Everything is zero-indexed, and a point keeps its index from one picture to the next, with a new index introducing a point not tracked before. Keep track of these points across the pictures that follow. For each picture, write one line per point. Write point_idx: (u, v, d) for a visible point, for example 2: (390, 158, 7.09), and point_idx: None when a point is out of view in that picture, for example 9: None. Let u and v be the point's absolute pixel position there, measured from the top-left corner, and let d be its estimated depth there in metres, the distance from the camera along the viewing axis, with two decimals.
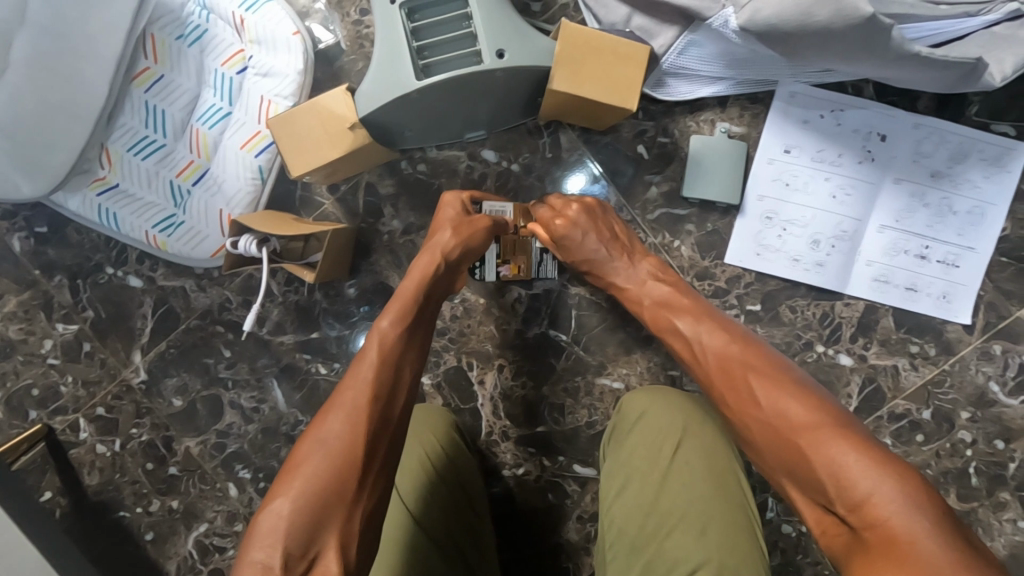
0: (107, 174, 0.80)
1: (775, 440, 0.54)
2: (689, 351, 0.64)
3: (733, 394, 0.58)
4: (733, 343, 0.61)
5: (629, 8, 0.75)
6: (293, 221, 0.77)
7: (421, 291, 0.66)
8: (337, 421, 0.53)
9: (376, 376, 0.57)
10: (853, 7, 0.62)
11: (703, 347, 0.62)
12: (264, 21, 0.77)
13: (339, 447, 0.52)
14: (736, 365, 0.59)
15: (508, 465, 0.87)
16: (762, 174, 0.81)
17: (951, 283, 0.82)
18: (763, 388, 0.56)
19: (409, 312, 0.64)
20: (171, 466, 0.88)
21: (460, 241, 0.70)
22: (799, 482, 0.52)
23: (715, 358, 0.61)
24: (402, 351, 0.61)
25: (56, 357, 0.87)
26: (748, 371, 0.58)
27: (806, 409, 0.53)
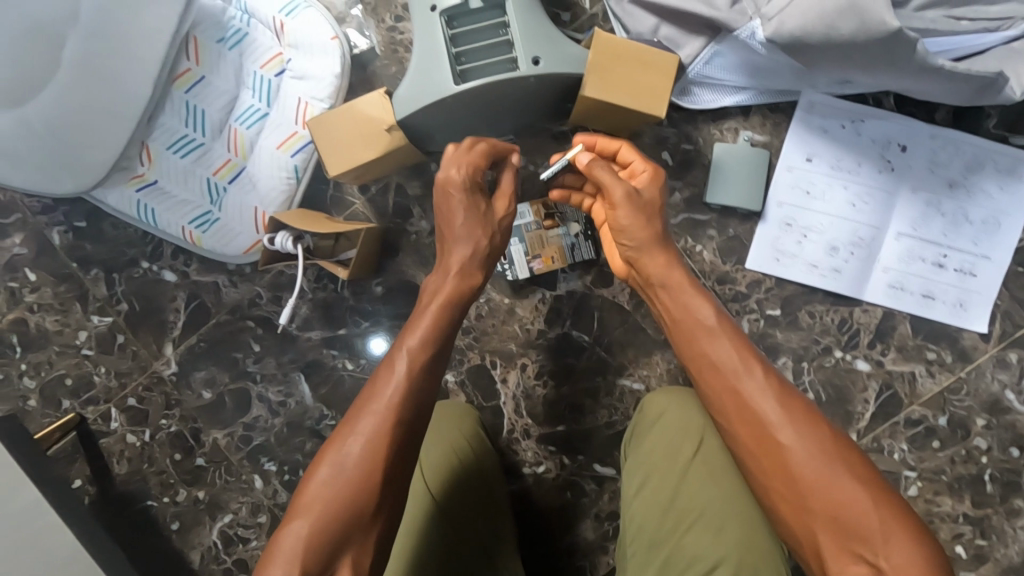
0: (145, 172, 0.83)
1: (820, 486, 0.51)
2: (732, 376, 0.57)
3: (784, 430, 0.53)
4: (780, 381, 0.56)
5: (657, 20, 0.77)
6: (326, 219, 0.80)
7: (443, 316, 0.62)
8: (360, 447, 0.54)
9: (400, 402, 0.56)
10: (879, 21, 0.63)
11: (750, 377, 0.56)
12: (302, 27, 0.79)
13: (354, 478, 0.53)
14: (793, 404, 0.55)
15: (528, 462, 0.88)
16: (782, 181, 0.83)
17: (967, 291, 0.83)
18: (819, 435, 0.53)
19: (438, 339, 0.60)
20: (198, 457, 0.90)
21: (480, 237, 0.66)
22: (836, 536, 0.50)
23: (762, 390, 0.55)
24: (429, 372, 0.59)
25: (90, 348, 0.90)
26: (802, 410, 0.54)
27: (858, 465, 0.52)
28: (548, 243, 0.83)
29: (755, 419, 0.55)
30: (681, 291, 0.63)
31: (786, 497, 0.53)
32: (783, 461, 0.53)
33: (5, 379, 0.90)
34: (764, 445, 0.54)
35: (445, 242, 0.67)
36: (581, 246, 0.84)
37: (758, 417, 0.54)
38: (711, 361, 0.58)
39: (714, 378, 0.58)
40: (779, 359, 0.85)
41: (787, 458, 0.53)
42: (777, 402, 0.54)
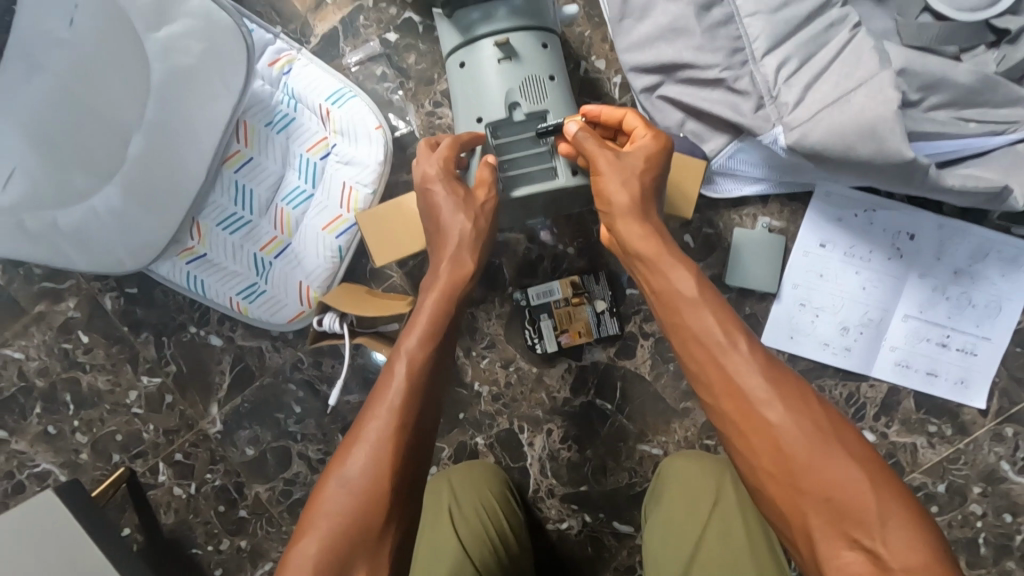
0: (196, 245, 0.88)
1: (808, 466, 0.53)
2: (721, 359, 0.59)
3: (773, 411, 0.56)
4: (771, 365, 0.59)
5: (683, 114, 0.82)
6: (370, 294, 0.85)
7: (440, 308, 0.66)
8: (363, 456, 0.58)
9: (405, 404, 0.60)
10: (894, 151, 0.69)
11: (740, 362, 0.59)
12: (348, 115, 0.84)
13: (361, 486, 0.56)
14: (782, 382, 0.57)
15: (552, 519, 0.94)
16: (798, 265, 0.88)
17: (968, 369, 0.89)
18: (806, 415, 0.55)
19: (438, 334, 0.65)
20: (241, 509, 0.96)
21: (472, 228, 0.68)
22: (831, 520, 0.51)
23: (751, 373, 0.58)
24: (427, 371, 0.63)
25: (139, 407, 0.95)
26: (792, 392, 0.57)
27: (846, 445, 0.54)
28: (576, 318, 0.88)
29: (743, 402, 0.57)
30: (675, 268, 0.65)
31: (777, 480, 0.54)
32: (773, 440, 0.55)
33: (59, 434, 0.95)
34: (753, 432, 0.56)
35: (440, 238, 0.70)
36: (607, 321, 0.89)
37: (747, 395, 0.57)
38: (700, 341, 0.61)
39: (706, 362, 0.60)
40: None
41: (775, 434, 0.55)
42: (764, 377, 0.57)
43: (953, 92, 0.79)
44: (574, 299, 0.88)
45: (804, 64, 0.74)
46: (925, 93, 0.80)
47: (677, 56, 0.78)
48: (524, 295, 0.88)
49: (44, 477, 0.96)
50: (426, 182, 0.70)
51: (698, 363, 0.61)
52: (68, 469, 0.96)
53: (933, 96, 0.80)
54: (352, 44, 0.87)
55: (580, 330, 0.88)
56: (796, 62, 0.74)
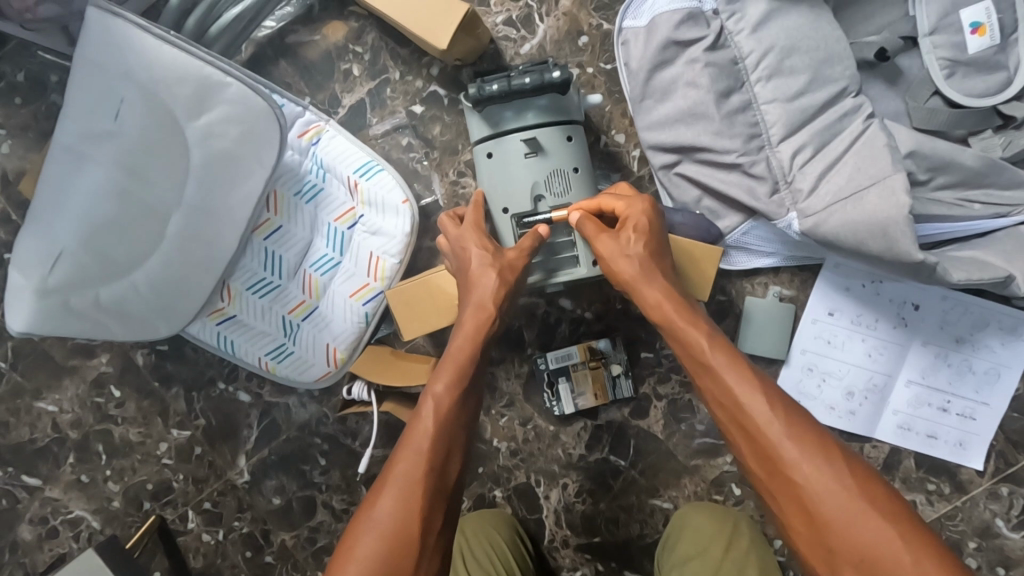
0: (225, 306, 0.89)
1: (841, 521, 0.56)
2: (749, 416, 0.62)
3: (804, 464, 0.58)
4: (798, 418, 0.61)
5: (700, 191, 0.84)
6: (398, 360, 0.89)
7: (471, 355, 0.68)
8: (391, 500, 0.59)
9: (431, 447, 0.62)
10: (906, 252, 0.71)
11: (769, 415, 0.61)
12: (377, 187, 0.87)
13: (391, 529, 0.58)
14: (807, 436, 0.60)
15: (565, 567, 0.97)
16: (807, 331, 0.91)
17: (967, 433, 0.92)
18: (836, 469, 0.57)
19: (462, 377, 0.67)
20: (266, 555, 0.99)
21: (497, 281, 0.71)
22: (863, 575, 0.54)
23: (777, 425, 0.60)
24: (455, 417, 0.65)
25: (169, 457, 0.98)
26: (820, 445, 0.59)
27: (879, 500, 0.56)
28: (594, 380, 0.91)
29: (772, 456, 0.60)
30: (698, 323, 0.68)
31: (811, 534, 0.57)
32: (802, 496, 0.58)
33: (91, 482, 0.99)
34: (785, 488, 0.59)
35: (467, 290, 0.72)
36: (623, 384, 0.92)
37: (772, 449, 0.60)
38: (726, 392, 0.64)
39: (734, 418, 0.63)
40: None
41: (804, 492, 0.57)
42: (789, 432, 0.60)
43: (959, 174, 0.82)
44: (592, 363, 0.91)
45: (818, 152, 0.78)
46: (932, 174, 0.82)
47: (696, 139, 0.81)
48: (543, 359, 0.92)
49: (76, 523, 0.99)
50: (461, 240, 0.74)
51: (727, 414, 0.64)
52: (100, 515, 0.99)
53: (940, 176, 0.82)
54: (379, 115, 0.90)
55: (596, 392, 0.92)
56: (810, 150, 0.77)
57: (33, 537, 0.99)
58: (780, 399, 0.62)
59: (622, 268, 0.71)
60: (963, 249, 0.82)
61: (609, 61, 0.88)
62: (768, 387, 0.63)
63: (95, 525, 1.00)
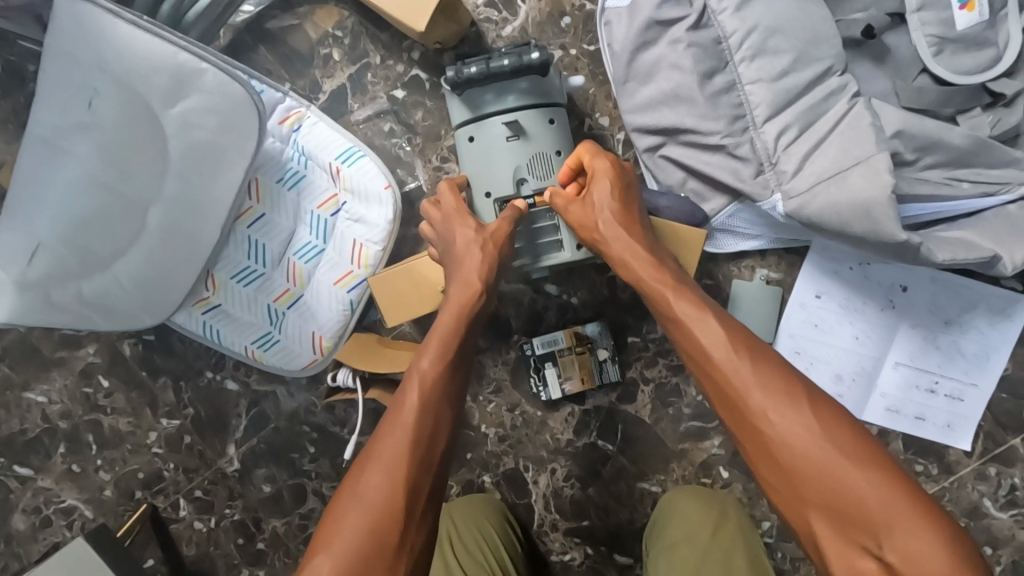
0: (211, 295, 0.89)
1: (812, 466, 0.55)
2: (722, 371, 0.61)
3: (774, 407, 0.58)
4: (772, 363, 0.61)
5: (685, 173, 0.83)
6: (383, 347, 0.89)
7: (449, 331, 0.69)
8: (376, 477, 0.59)
9: (415, 423, 0.62)
10: (889, 234, 0.71)
11: (740, 361, 0.61)
12: (359, 175, 0.86)
13: (381, 504, 0.58)
14: (780, 383, 0.59)
15: (555, 552, 0.98)
16: (794, 315, 0.91)
17: (955, 414, 0.92)
18: (809, 415, 0.57)
19: (447, 349, 0.67)
20: (259, 542, 1.00)
21: (485, 260, 0.71)
22: (838, 523, 0.54)
23: (749, 373, 0.60)
24: (440, 392, 0.65)
25: (159, 447, 0.99)
26: (793, 391, 0.59)
27: (855, 445, 0.55)
28: (581, 365, 0.91)
29: (743, 402, 0.60)
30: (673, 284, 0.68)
31: (785, 482, 0.57)
32: (773, 445, 0.58)
33: (83, 472, 0.99)
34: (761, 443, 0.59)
35: (455, 271, 0.72)
36: (610, 369, 0.92)
37: (743, 394, 0.60)
38: (694, 338, 0.64)
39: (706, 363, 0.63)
40: None
41: (776, 440, 0.57)
42: (759, 377, 0.60)
43: (947, 154, 0.81)
44: (579, 348, 0.91)
45: (803, 132, 0.77)
46: (920, 154, 0.81)
47: (680, 121, 0.80)
48: (530, 344, 0.92)
49: (68, 512, 1.00)
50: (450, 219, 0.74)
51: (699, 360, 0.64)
52: (93, 505, 1.00)
53: (928, 156, 0.81)
54: (360, 100, 0.89)
55: (584, 377, 0.91)
56: (795, 130, 0.76)
57: (27, 527, 1.00)
58: (750, 346, 0.62)
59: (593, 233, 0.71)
60: (950, 230, 0.82)
61: (593, 42, 0.86)
62: (745, 338, 0.63)
63: (88, 514, 1.00)
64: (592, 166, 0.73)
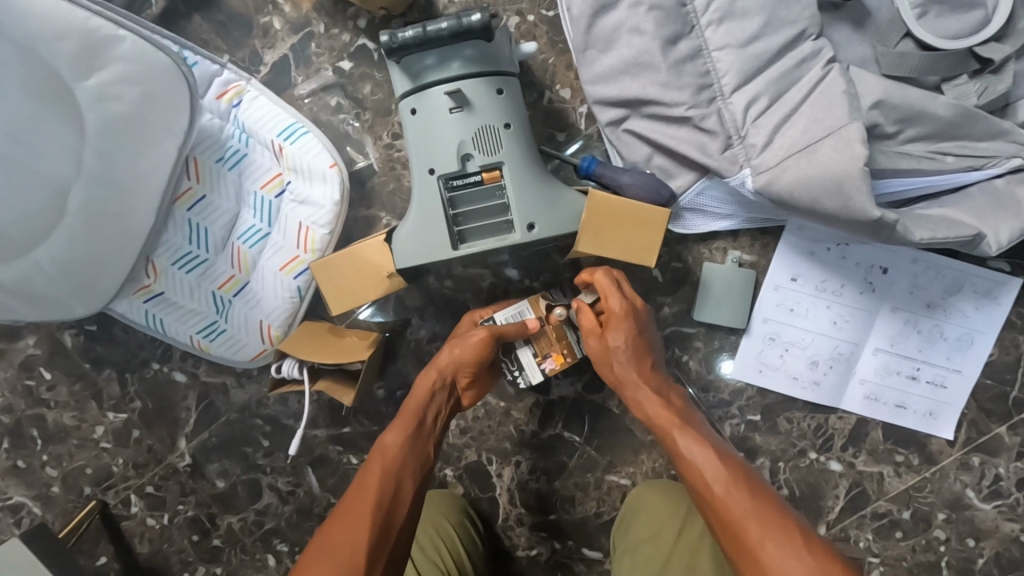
0: (151, 283, 0.84)
1: None
2: (710, 481, 0.65)
3: (762, 537, 0.60)
4: (764, 492, 0.63)
5: (650, 149, 0.78)
6: (332, 336, 0.83)
7: (417, 406, 0.74)
8: (340, 531, 0.63)
9: (380, 486, 0.66)
10: (861, 210, 0.66)
11: (729, 481, 0.64)
12: (302, 152, 0.81)
13: (341, 554, 0.61)
14: (772, 514, 0.61)
15: (521, 547, 0.94)
16: (768, 299, 0.86)
17: (937, 402, 0.88)
18: (797, 548, 0.58)
19: (411, 427, 0.72)
20: (214, 539, 0.96)
21: (455, 357, 0.74)
22: None
23: (737, 498, 0.63)
24: (404, 463, 0.69)
25: (107, 441, 0.95)
26: (782, 520, 0.61)
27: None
28: (556, 339, 0.77)
29: (733, 526, 0.62)
30: (674, 420, 0.71)
31: None
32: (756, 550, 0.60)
33: (29, 468, 0.95)
34: (747, 555, 0.60)
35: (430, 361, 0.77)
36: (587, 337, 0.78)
37: (735, 525, 0.61)
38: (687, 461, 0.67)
39: (696, 480, 0.66)
40: (757, 460, 0.90)
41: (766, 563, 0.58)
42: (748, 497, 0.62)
43: (932, 125, 0.75)
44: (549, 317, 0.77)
45: (774, 103, 0.71)
46: (902, 126, 0.75)
47: (643, 92, 0.74)
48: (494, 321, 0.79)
49: (16, 509, 0.96)
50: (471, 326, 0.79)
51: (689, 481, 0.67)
52: (41, 502, 0.96)
53: (911, 128, 0.75)
54: (304, 73, 0.83)
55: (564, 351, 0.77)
56: (765, 100, 0.71)
57: None
58: (746, 477, 0.65)
59: (607, 369, 0.75)
60: (932, 207, 0.76)
61: (552, 8, 0.80)
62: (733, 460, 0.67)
63: (36, 512, 0.96)
64: (610, 307, 0.75)
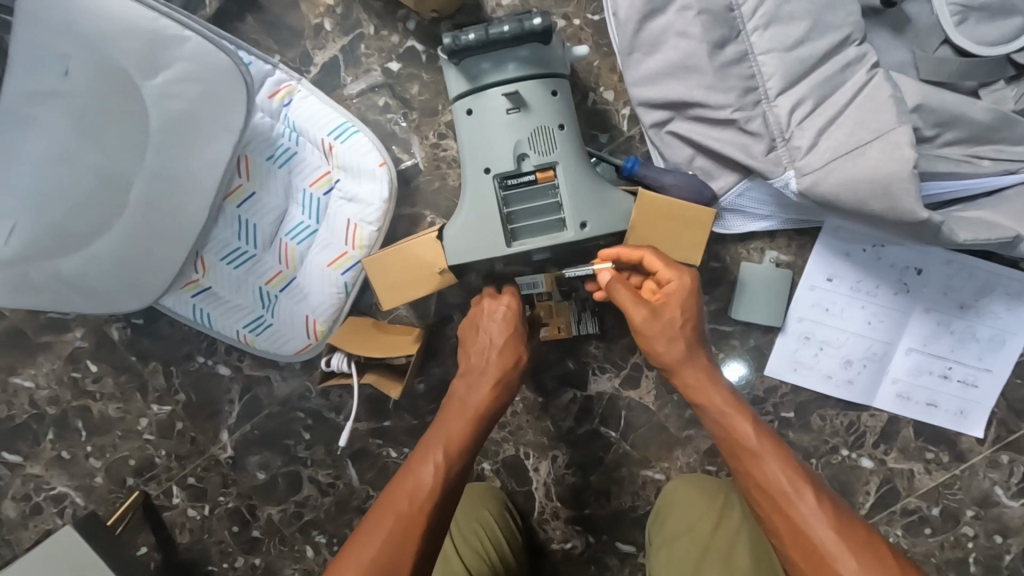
0: (200, 278, 0.85)
1: None
2: (773, 478, 0.63)
3: (818, 541, 0.60)
4: (828, 497, 0.63)
5: (693, 150, 0.80)
6: (377, 331, 0.85)
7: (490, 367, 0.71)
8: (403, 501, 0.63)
9: (450, 456, 0.66)
10: (909, 211, 0.68)
11: (791, 482, 0.63)
12: (352, 151, 0.83)
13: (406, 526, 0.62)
14: (836, 521, 0.61)
15: (555, 540, 0.96)
16: (804, 298, 0.88)
17: (968, 400, 0.90)
18: (856, 557, 0.59)
19: (488, 389, 0.71)
20: (254, 530, 0.98)
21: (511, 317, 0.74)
22: None
23: (801, 500, 0.62)
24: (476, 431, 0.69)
25: (151, 433, 0.96)
26: (842, 526, 0.60)
27: None
28: (556, 312, 0.85)
29: (796, 526, 0.61)
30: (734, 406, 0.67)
31: None
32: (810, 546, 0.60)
33: (73, 459, 0.97)
34: (803, 552, 0.61)
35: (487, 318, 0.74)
36: (589, 321, 0.89)
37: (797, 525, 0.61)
38: (752, 456, 0.65)
39: (758, 476, 0.64)
40: None
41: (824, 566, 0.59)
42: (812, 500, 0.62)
43: (969, 129, 0.77)
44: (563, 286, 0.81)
45: (818, 106, 0.73)
46: (940, 130, 0.77)
47: (688, 94, 0.76)
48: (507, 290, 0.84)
49: (60, 499, 0.98)
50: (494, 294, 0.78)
51: (748, 474, 0.65)
52: (84, 492, 0.98)
53: (949, 132, 0.77)
54: (353, 73, 0.85)
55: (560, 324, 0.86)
56: (809, 104, 0.73)
57: (18, 514, 0.98)
58: (809, 479, 0.64)
59: (669, 345, 0.68)
60: (969, 210, 0.78)
61: (597, 12, 0.82)
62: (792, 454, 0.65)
63: (79, 502, 0.98)
64: (664, 275, 0.70)
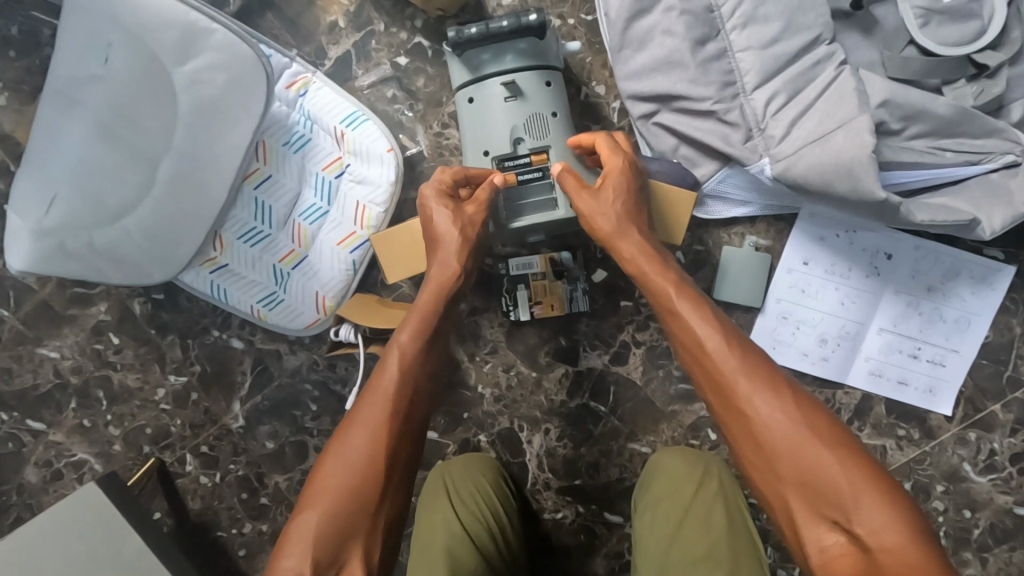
0: (218, 255, 0.90)
1: (780, 447, 0.59)
2: (704, 344, 0.66)
3: (744, 395, 0.62)
4: (755, 355, 0.65)
5: (677, 140, 0.86)
6: (383, 305, 0.91)
7: (432, 306, 0.73)
8: (358, 437, 0.63)
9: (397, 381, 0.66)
10: (869, 191, 0.74)
11: (720, 345, 0.65)
12: (363, 138, 0.90)
13: (363, 459, 0.62)
14: (760, 372, 0.63)
15: (547, 510, 1.01)
16: (782, 281, 0.94)
17: (937, 379, 0.95)
18: (780, 400, 0.61)
19: (425, 330, 0.71)
20: (261, 497, 1.03)
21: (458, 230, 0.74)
22: (808, 497, 0.56)
23: (728, 359, 0.64)
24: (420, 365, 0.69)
25: (167, 403, 1.02)
26: (765, 376, 0.62)
27: (817, 427, 0.59)
28: (550, 291, 0.95)
29: (727, 389, 0.63)
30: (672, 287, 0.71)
31: (760, 461, 0.60)
32: (756, 425, 0.60)
33: (93, 427, 1.02)
34: (735, 411, 0.62)
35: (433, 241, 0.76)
36: (579, 298, 0.95)
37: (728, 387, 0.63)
38: (685, 331, 0.68)
39: (694, 349, 0.67)
40: None
41: (754, 419, 0.61)
42: (740, 360, 0.64)
43: (933, 123, 0.83)
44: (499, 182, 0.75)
45: (791, 98, 0.79)
46: (906, 123, 0.83)
47: (672, 87, 0.82)
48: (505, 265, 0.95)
49: (79, 466, 1.03)
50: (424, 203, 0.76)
51: (684, 347, 0.68)
52: (102, 459, 1.03)
53: (914, 125, 0.84)
54: (364, 67, 0.92)
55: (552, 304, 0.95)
56: (783, 96, 0.79)
57: (38, 479, 1.03)
58: (739, 343, 0.66)
59: (599, 223, 0.74)
60: (934, 197, 0.84)
61: (590, 13, 0.89)
62: (729, 331, 0.66)
63: (98, 468, 1.03)
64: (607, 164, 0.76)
